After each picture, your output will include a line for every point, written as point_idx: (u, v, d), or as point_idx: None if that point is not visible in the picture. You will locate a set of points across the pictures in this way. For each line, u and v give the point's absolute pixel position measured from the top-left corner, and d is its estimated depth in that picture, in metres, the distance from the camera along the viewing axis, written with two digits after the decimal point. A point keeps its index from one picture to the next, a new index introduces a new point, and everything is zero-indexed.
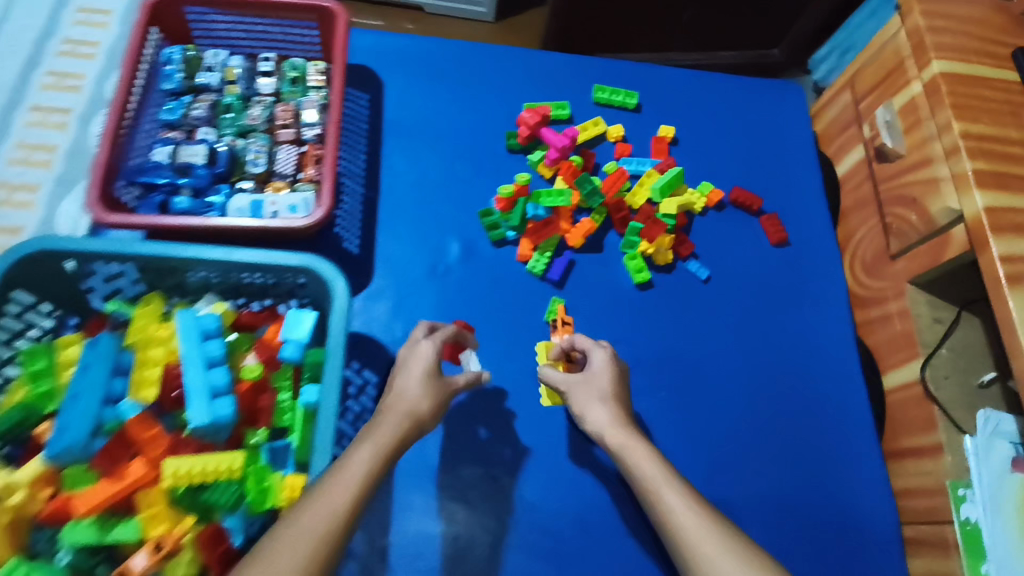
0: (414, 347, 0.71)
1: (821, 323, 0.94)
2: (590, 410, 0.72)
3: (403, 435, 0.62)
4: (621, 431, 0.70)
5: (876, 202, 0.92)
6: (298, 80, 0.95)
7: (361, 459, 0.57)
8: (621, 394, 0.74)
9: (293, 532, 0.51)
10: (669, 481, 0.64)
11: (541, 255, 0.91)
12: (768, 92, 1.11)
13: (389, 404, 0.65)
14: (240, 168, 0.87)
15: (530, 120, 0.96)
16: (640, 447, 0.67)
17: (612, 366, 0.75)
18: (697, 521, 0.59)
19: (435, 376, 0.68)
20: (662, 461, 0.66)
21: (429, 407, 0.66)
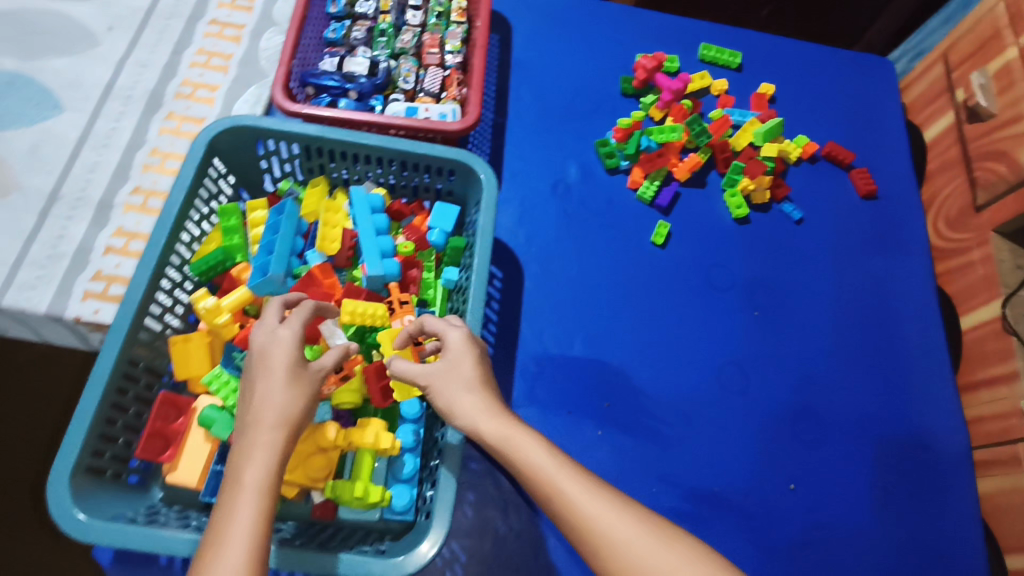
0: (254, 340, 0.62)
1: (904, 268, 1.02)
2: (460, 402, 0.63)
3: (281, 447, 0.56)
4: (496, 421, 0.61)
5: (964, 161, 1.00)
6: (443, 14, 1.07)
7: (241, 504, 0.52)
8: (485, 363, 0.66)
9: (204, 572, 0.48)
10: (567, 472, 0.57)
11: (651, 183, 1.00)
12: (861, 65, 1.20)
13: (252, 421, 0.57)
14: (393, 83, 1.00)
15: (647, 65, 1.06)
16: (524, 437, 0.59)
17: (469, 345, 0.66)
18: (613, 517, 0.54)
19: (297, 377, 0.60)
20: (552, 446, 0.59)
21: (299, 411, 0.59)
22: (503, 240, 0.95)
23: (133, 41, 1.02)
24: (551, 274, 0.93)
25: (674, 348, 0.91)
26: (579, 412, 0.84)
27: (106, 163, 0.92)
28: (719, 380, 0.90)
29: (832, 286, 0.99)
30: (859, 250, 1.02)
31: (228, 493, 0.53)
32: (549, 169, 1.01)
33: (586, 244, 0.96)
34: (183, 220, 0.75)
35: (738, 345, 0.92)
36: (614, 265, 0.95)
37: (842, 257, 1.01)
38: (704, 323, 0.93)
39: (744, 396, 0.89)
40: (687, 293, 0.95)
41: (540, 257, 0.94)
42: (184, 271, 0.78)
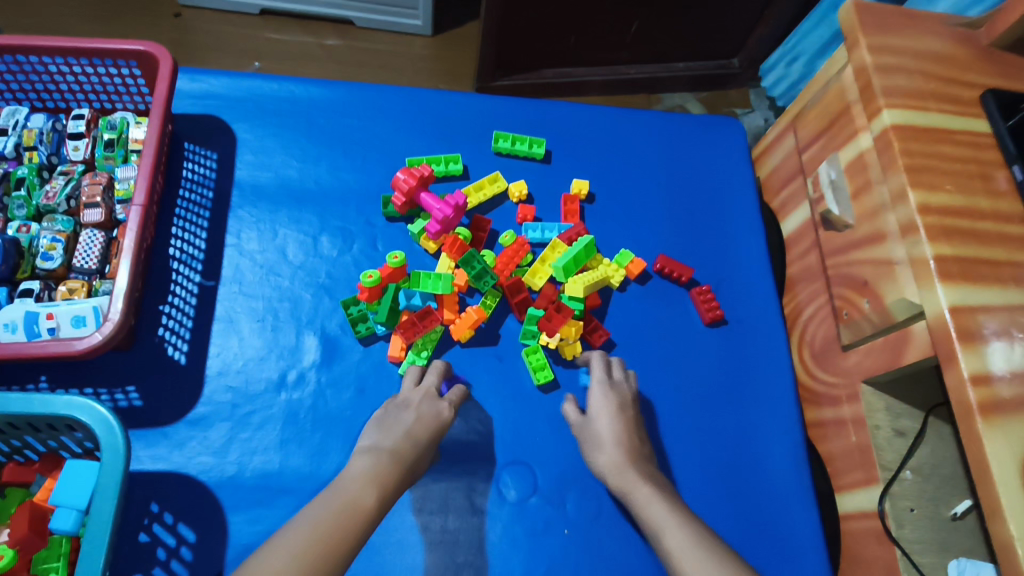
0: (415, 396, 0.67)
1: (764, 423, 0.78)
2: (597, 451, 0.67)
3: (404, 473, 0.59)
4: (629, 470, 0.64)
5: (823, 277, 0.77)
6: (115, 143, 0.77)
7: (360, 482, 0.54)
8: (631, 417, 0.69)
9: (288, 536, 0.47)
10: (679, 522, 0.57)
11: (416, 355, 0.74)
12: (703, 133, 0.95)
13: (387, 438, 0.61)
14: (29, 263, 0.70)
15: (404, 185, 0.78)
16: (642, 488, 0.61)
17: (613, 399, 0.70)
18: (693, 548, 0.53)
19: (436, 417, 0.65)
20: (674, 503, 0.59)
21: (428, 435, 0.63)
22: (197, 478, 0.67)
23: None
24: (277, 521, 0.66)
25: None
26: None
27: None
28: None
29: (674, 466, 0.75)
30: (705, 406, 0.78)
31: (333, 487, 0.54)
32: (280, 350, 0.74)
33: (328, 461, 0.69)
34: None
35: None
36: None
37: (683, 420, 0.77)
38: (498, 553, 0.68)
39: None
40: (473, 512, 0.70)
41: (257, 500, 0.67)
42: None
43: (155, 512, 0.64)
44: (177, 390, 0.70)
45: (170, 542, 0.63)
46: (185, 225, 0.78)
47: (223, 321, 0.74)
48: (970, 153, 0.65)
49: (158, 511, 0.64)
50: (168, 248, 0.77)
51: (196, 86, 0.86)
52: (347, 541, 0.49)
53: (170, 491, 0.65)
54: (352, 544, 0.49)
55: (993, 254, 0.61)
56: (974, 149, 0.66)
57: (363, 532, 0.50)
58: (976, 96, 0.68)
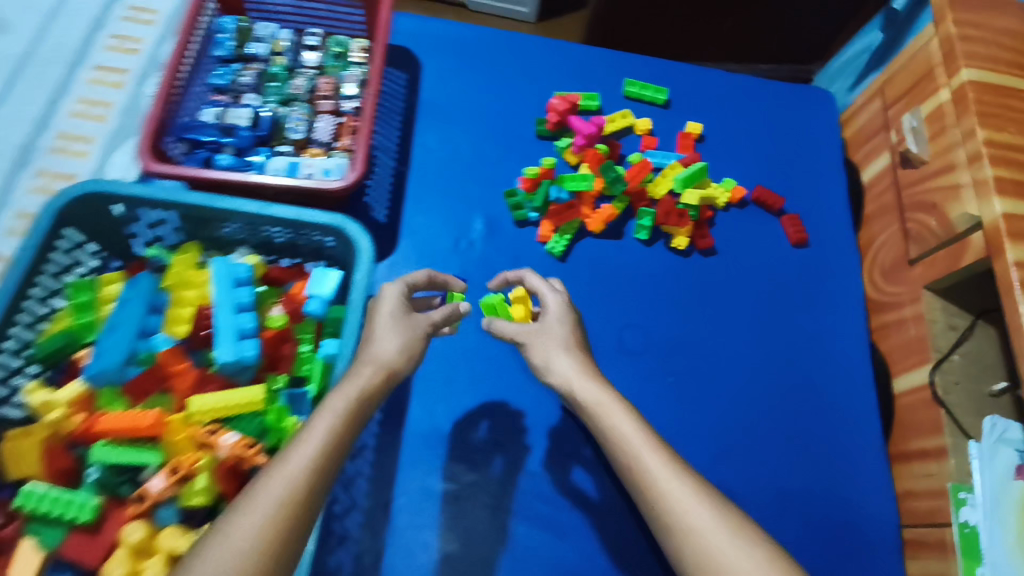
0: (387, 293, 0.68)
1: (836, 324, 0.95)
2: (555, 359, 0.68)
3: (371, 390, 0.61)
4: (590, 385, 0.65)
5: (898, 209, 0.94)
6: (341, 55, 1.00)
7: (324, 417, 0.56)
8: (578, 330, 0.71)
9: (255, 494, 0.49)
10: (652, 447, 0.60)
11: (560, 237, 0.93)
12: (798, 97, 1.13)
13: (362, 357, 0.63)
14: (281, 133, 0.92)
15: (559, 107, 0.99)
16: (617, 409, 0.63)
17: (566, 306, 0.73)
18: (667, 471, 0.58)
19: (405, 319, 0.67)
20: (642, 421, 0.62)
21: (403, 355, 0.65)
22: None
23: (4, 90, 0.95)
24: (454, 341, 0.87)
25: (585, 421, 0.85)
26: (469, 497, 0.80)
27: None
28: None
29: (756, 347, 0.92)
30: (787, 305, 0.95)
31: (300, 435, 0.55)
32: (455, 222, 0.95)
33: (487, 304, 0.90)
34: (19, 300, 0.70)
35: (653, 414, 0.86)
36: None
37: (765, 312, 0.95)
38: (617, 390, 0.87)
39: None
40: (597, 356, 0.89)
41: None
42: (26, 356, 0.72)
43: None
44: (382, 240, 0.92)
45: None
46: (383, 124, 1.01)
47: (414, 196, 0.96)
48: None
49: None
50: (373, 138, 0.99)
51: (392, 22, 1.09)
52: (306, 502, 0.50)
53: None
54: (315, 503, 0.51)
55: None
56: None
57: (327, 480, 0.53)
58: None
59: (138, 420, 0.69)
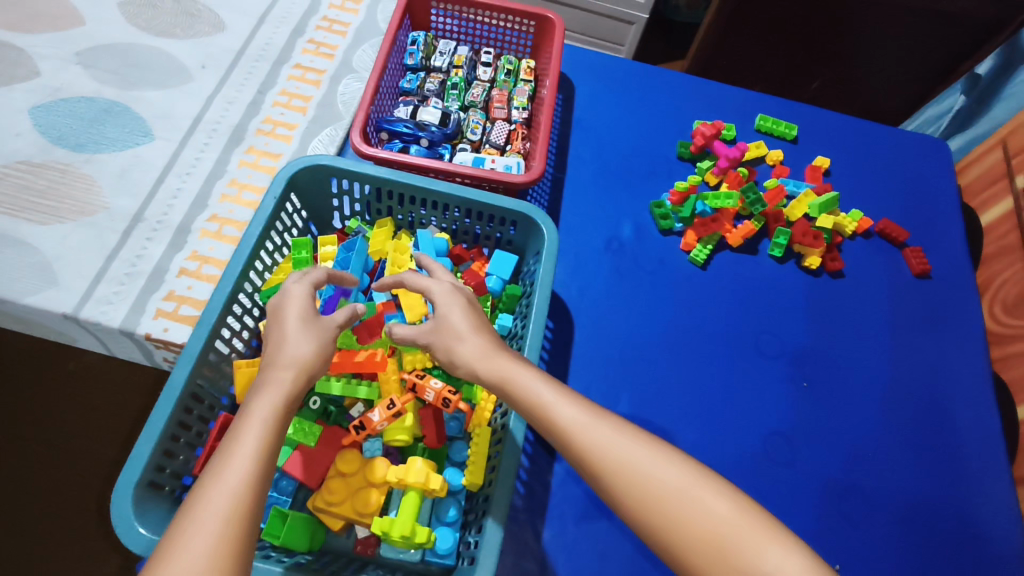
0: (291, 293, 0.65)
1: (959, 351, 1.00)
2: (457, 346, 0.65)
3: (294, 389, 0.57)
4: (491, 362, 0.62)
5: (1022, 248, 1.00)
6: (512, 73, 1.13)
7: (252, 427, 0.52)
8: (482, 314, 0.69)
9: (198, 509, 0.46)
10: (564, 400, 0.58)
11: (703, 246, 1.02)
12: (916, 145, 1.22)
13: (277, 361, 0.59)
14: (461, 134, 1.05)
15: (706, 132, 1.09)
16: (522, 372, 0.61)
17: (459, 294, 0.69)
18: (595, 429, 0.55)
19: (312, 320, 0.63)
20: (557, 385, 0.60)
21: (314, 353, 0.61)
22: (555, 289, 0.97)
23: (222, 79, 1.10)
24: (607, 328, 0.94)
25: (726, 412, 0.90)
26: None
27: (188, 191, 0.97)
28: (768, 446, 0.88)
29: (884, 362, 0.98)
30: (911, 329, 1.01)
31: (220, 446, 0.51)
32: (606, 225, 1.04)
33: (635, 298, 0.98)
34: (259, 247, 0.81)
35: (788, 413, 0.92)
36: (667, 324, 0.96)
37: (892, 332, 1.01)
38: (754, 387, 0.93)
39: (794, 465, 0.87)
40: (736, 355, 0.95)
41: (592, 311, 0.95)
42: (255, 298, 0.83)
43: None
44: None
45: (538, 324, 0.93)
46: None
47: (570, 200, 1.06)
48: None
49: None
50: None
51: None
52: (248, 517, 0.47)
53: None
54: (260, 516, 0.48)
55: None
56: None
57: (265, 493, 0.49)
58: None
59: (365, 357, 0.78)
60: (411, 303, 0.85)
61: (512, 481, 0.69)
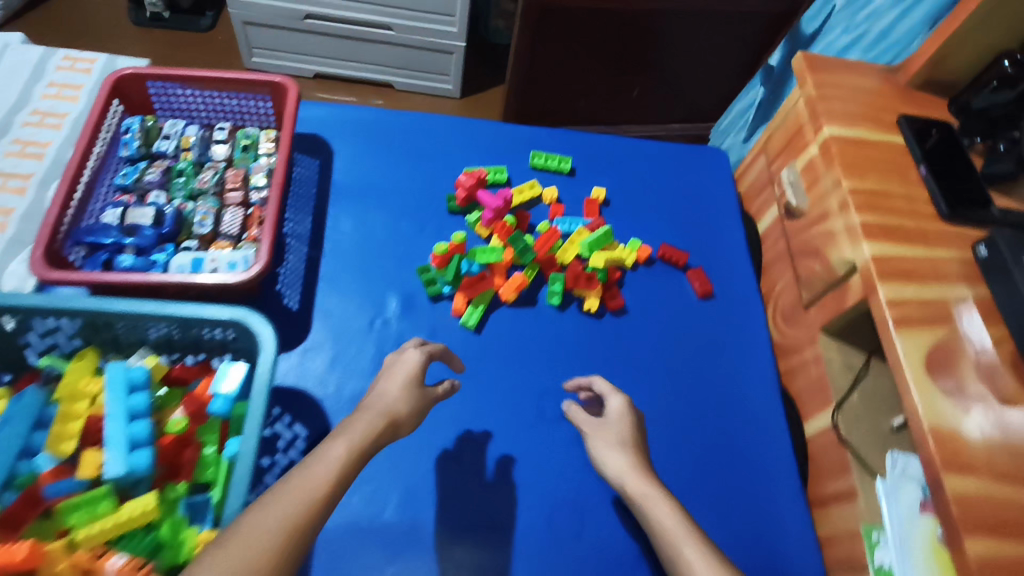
0: (408, 352, 0.82)
1: (747, 371, 0.98)
2: (610, 456, 0.79)
3: (377, 428, 0.70)
4: (641, 482, 0.75)
5: (789, 256, 0.99)
6: (250, 147, 1.02)
7: (342, 440, 0.66)
8: (631, 441, 0.80)
9: (276, 498, 0.58)
10: (689, 537, 0.68)
11: (475, 308, 0.95)
12: (694, 156, 1.20)
13: (376, 404, 0.73)
14: (187, 229, 0.92)
15: (467, 183, 1.03)
16: (661, 504, 0.72)
17: (626, 415, 0.82)
18: (700, 560, 0.66)
19: (417, 386, 0.77)
20: (682, 513, 0.71)
21: (406, 409, 0.74)
22: (309, 390, 0.87)
23: None
24: None
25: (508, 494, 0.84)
26: None
27: None
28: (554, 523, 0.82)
29: (674, 399, 0.94)
30: (699, 358, 0.98)
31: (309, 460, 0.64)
32: (368, 303, 0.96)
33: None
34: None
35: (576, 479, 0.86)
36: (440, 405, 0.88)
37: (679, 365, 0.97)
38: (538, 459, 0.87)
39: (583, 540, 0.81)
40: (518, 424, 0.89)
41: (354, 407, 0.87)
42: None
43: (277, 414, 0.85)
44: (293, 328, 0.92)
45: (288, 435, 0.83)
46: (294, 211, 1.02)
47: (326, 281, 0.97)
48: (889, 157, 0.89)
49: (279, 412, 0.85)
50: (284, 226, 1.00)
51: (303, 113, 1.12)
52: (311, 519, 0.58)
53: (289, 399, 0.86)
54: (315, 529, 0.59)
55: (908, 223, 0.83)
56: (892, 155, 0.90)
57: (327, 510, 0.60)
58: (894, 120, 0.93)
59: (9, 555, 0.60)
60: (91, 464, 0.69)
61: None
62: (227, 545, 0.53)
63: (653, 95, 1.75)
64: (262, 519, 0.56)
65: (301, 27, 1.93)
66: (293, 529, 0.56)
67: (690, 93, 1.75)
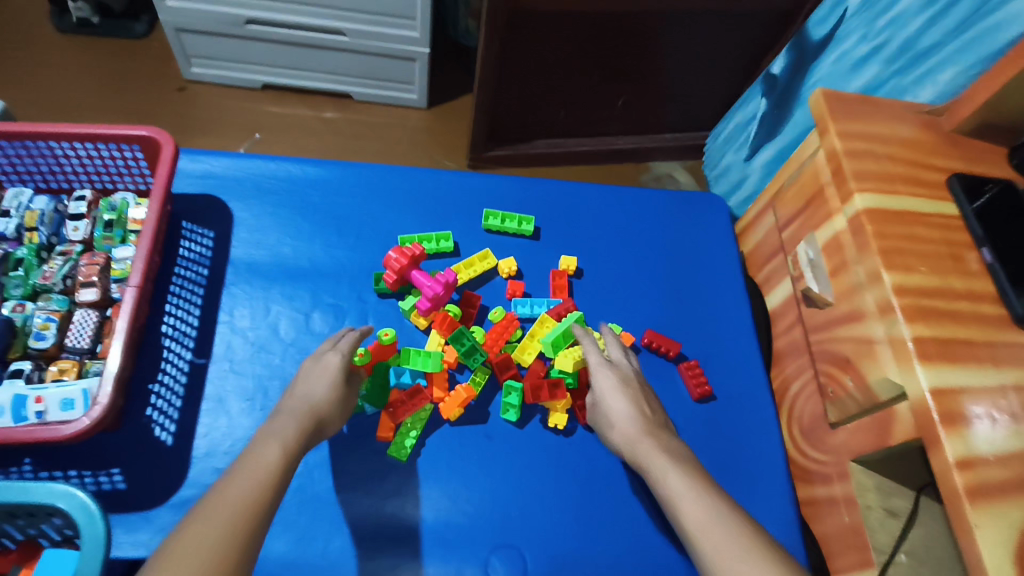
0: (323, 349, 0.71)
1: (759, 501, 0.77)
2: (611, 423, 0.69)
3: (307, 428, 0.61)
4: (644, 442, 0.65)
5: (808, 352, 0.78)
6: (115, 222, 0.79)
7: (270, 438, 0.57)
8: (637, 391, 0.71)
9: (211, 507, 0.48)
10: (695, 495, 0.58)
11: (405, 434, 0.74)
12: (686, 207, 0.99)
13: (295, 402, 0.63)
14: (21, 343, 0.70)
15: (395, 264, 0.80)
16: (659, 464, 0.62)
17: (615, 375, 0.72)
18: (704, 524, 0.55)
19: (344, 383, 0.67)
20: (692, 473, 0.61)
21: (332, 408, 0.65)
22: None
23: None
24: None
25: None
26: None
27: None
28: None
29: (667, 547, 0.73)
30: None
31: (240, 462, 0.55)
32: None
33: (302, 547, 0.67)
34: None
35: None
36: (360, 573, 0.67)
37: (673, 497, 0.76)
38: None
39: None
40: None
41: None
42: None
43: None
44: (164, 473, 0.69)
45: None
46: (177, 303, 0.80)
47: (212, 400, 0.74)
48: (941, 235, 0.68)
49: None
50: (162, 325, 0.78)
51: (197, 167, 0.90)
52: (251, 517, 0.49)
53: None
54: (261, 530, 0.49)
55: (970, 333, 0.62)
56: (944, 231, 0.69)
57: (271, 508, 0.51)
58: (943, 180, 0.72)
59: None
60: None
61: None
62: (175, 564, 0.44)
63: (639, 112, 1.52)
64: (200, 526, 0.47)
65: (240, 33, 1.45)
66: (240, 526, 0.48)
67: (682, 107, 1.51)
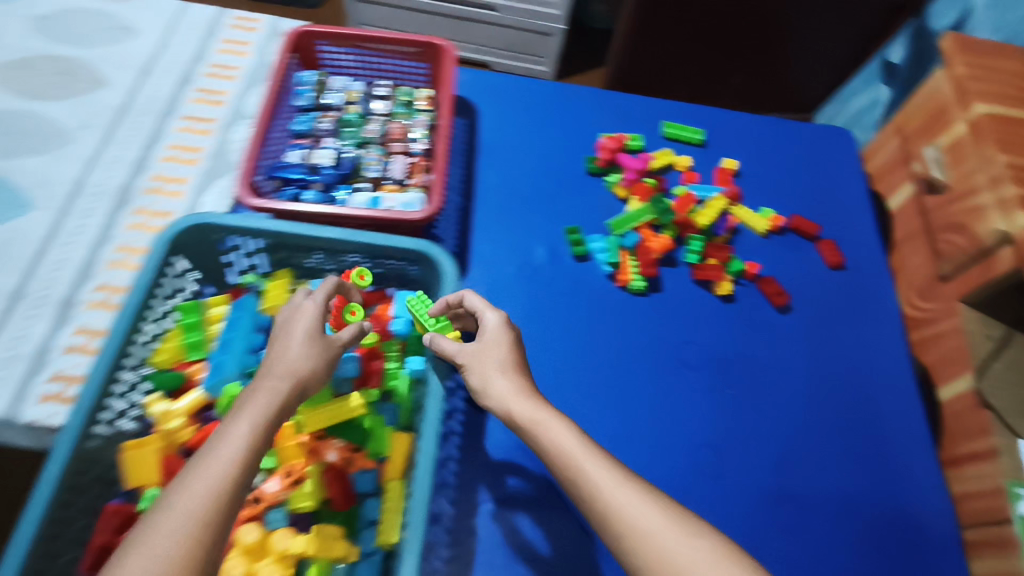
0: (307, 306, 0.70)
1: (879, 341, 1.01)
2: (494, 379, 0.71)
3: (282, 392, 0.61)
4: (527, 404, 0.68)
5: (926, 232, 1.02)
6: (409, 103, 1.11)
7: (244, 417, 0.57)
8: (513, 358, 0.73)
9: (175, 499, 0.51)
10: (614, 481, 0.60)
11: (637, 275, 1.00)
12: (822, 134, 1.23)
13: (270, 366, 0.63)
14: (359, 172, 1.02)
15: (609, 146, 1.10)
16: (560, 429, 0.64)
17: (507, 337, 0.74)
18: (639, 510, 0.57)
19: (318, 337, 0.67)
20: (582, 438, 0.64)
21: (313, 366, 0.65)
22: None
23: (104, 138, 1.04)
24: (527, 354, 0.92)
25: (657, 428, 0.89)
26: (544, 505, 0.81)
27: (70, 262, 0.92)
28: (698, 461, 0.87)
29: (808, 359, 0.98)
30: (831, 322, 1.02)
31: (204, 451, 0.55)
32: (517, 250, 1.02)
33: (550, 323, 0.95)
34: (139, 320, 0.77)
35: (712, 420, 0.91)
36: (588, 346, 0.95)
37: (812, 327, 1.01)
38: (678, 402, 0.92)
39: (725, 476, 0.87)
40: (660, 372, 0.94)
41: None
42: (145, 372, 0.80)
43: None
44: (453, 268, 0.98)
45: None
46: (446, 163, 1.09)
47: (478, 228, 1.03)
48: None
49: None
50: None
51: None
52: (218, 509, 0.51)
53: None
54: (232, 515, 0.52)
55: None
56: None
57: (240, 497, 0.53)
58: None
59: None
60: None
61: (424, 513, 0.68)
62: (138, 549, 0.48)
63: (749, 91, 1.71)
64: (176, 518, 0.49)
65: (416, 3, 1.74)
66: (205, 514, 0.50)
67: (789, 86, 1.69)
